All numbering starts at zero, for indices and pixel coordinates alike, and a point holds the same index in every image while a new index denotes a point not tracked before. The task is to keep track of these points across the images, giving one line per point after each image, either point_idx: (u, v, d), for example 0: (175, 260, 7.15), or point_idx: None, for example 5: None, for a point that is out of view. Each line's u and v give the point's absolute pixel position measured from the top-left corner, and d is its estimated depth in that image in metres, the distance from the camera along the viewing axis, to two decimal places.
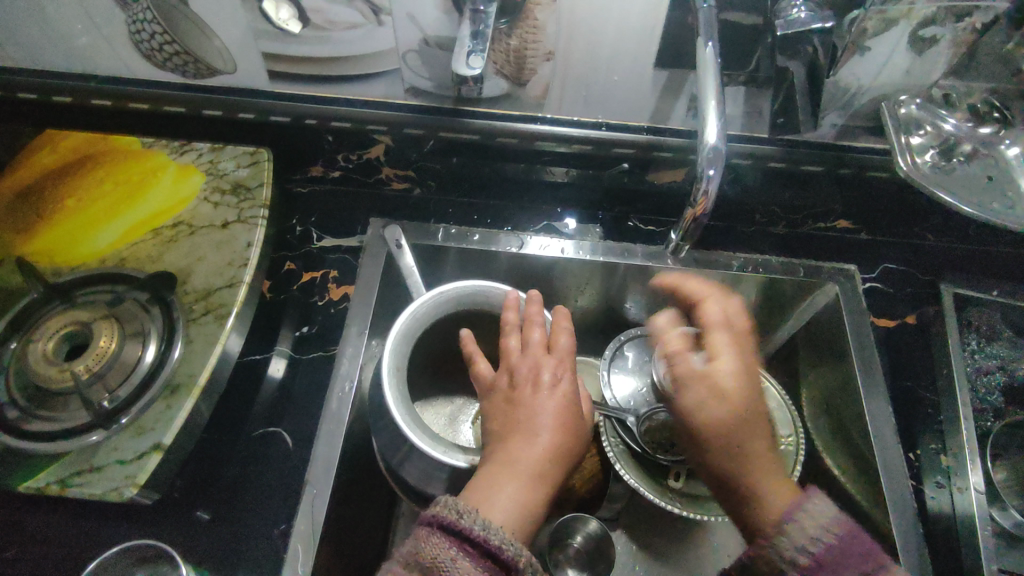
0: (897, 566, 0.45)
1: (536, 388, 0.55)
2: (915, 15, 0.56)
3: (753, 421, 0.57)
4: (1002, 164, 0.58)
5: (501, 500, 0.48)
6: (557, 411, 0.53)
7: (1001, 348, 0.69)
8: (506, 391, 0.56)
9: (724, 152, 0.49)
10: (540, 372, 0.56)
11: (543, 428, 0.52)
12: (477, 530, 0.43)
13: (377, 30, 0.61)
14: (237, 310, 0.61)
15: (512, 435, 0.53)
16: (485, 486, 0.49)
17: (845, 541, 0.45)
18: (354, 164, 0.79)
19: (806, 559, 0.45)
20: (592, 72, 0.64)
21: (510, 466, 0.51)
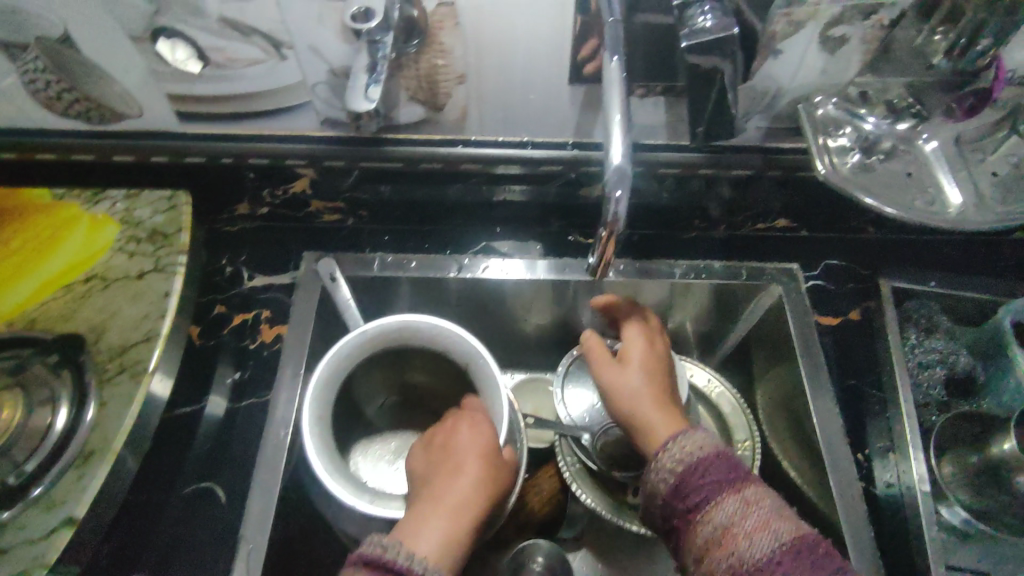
0: (759, 482, 0.49)
1: (458, 430, 0.57)
2: (822, 15, 0.55)
3: (647, 386, 0.61)
4: (921, 160, 0.57)
5: (426, 533, 0.49)
6: (476, 447, 0.55)
7: (940, 341, 0.69)
8: (435, 439, 0.58)
9: (630, 171, 0.48)
10: (460, 417, 0.58)
11: (465, 462, 0.54)
12: (402, 561, 0.45)
13: (281, 64, 0.59)
14: (154, 366, 0.58)
15: (437, 475, 0.54)
16: (412, 523, 0.50)
17: (710, 462, 0.49)
18: (281, 199, 0.77)
19: (671, 478, 0.50)
20: (507, 93, 0.62)
21: (437, 502, 0.51)
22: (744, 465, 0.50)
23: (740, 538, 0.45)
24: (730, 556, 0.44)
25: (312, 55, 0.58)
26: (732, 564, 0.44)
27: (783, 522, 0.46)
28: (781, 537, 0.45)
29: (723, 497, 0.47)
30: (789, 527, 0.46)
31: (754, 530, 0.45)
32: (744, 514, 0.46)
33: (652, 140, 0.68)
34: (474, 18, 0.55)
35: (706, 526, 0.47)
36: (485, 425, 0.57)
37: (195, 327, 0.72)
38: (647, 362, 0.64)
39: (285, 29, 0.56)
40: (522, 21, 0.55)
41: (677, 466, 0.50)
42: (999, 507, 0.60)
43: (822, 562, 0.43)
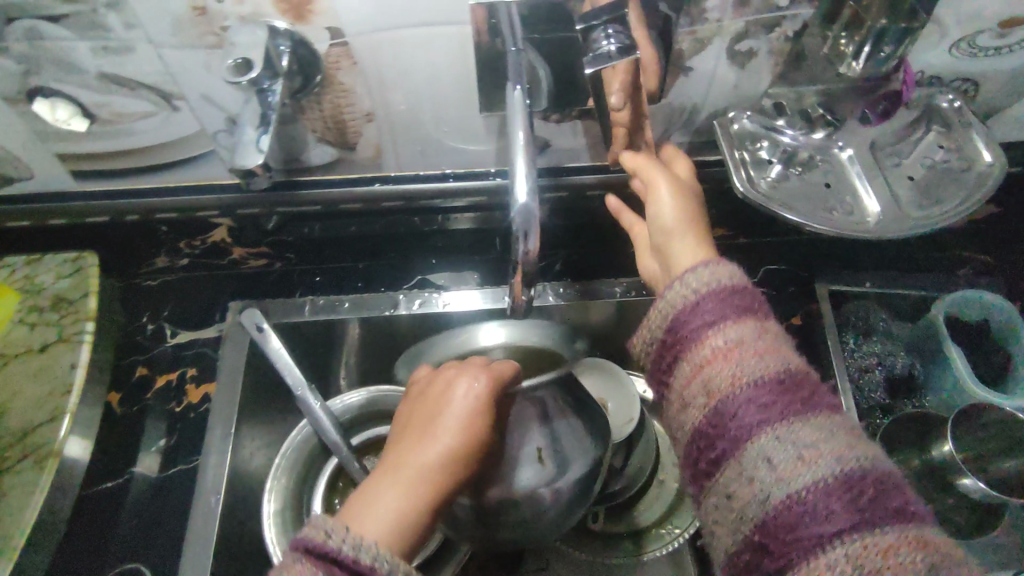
0: (774, 320, 0.46)
1: (448, 393, 0.48)
2: (726, 31, 0.54)
3: (684, 207, 0.56)
4: (838, 170, 0.58)
5: (376, 510, 0.41)
6: (461, 421, 0.46)
7: (875, 345, 0.69)
8: (431, 393, 0.50)
9: (537, 211, 0.44)
10: (458, 377, 0.49)
11: (442, 434, 0.45)
12: (359, 555, 0.37)
13: (175, 115, 0.56)
14: (59, 446, 0.59)
15: (411, 437, 0.46)
16: (365, 496, 0.42)
17: (731, 289, 0.46)
18: (200, 250, 0.73)
19: (685, 296, 0.47)
20: (418, 126, 0.61)
21: (399, 471, 0.44)
22: (764, 302, 0.47)
23: (743, 358, 0.42)
24: (723, 376, 0.42)
25: (205, 104, 0.55)
26: (727, 380, 0.42)
27: (784, 355, 0.43)
28: (780, 366, 0.42)
29: (729, 324, 0.44)
30: (789, 360, 0.43)
31: (758, 354, 0.42)
32: (752, 337, 0.43)
33: (572, 164, 0.68)
34: (370, 56, 0.53)
35: (715, 340, 0.44)
36: (482, 400, 0.47)
37: (115, 394, 0.68)
38: (681, 184, 0.58)
39: (172, 81, 0.53)
40: (422, 55, 0.53)
41: (697, 288, 0.47)
42: (947, 509, 0.60)
43: (810, 396, 0.41)
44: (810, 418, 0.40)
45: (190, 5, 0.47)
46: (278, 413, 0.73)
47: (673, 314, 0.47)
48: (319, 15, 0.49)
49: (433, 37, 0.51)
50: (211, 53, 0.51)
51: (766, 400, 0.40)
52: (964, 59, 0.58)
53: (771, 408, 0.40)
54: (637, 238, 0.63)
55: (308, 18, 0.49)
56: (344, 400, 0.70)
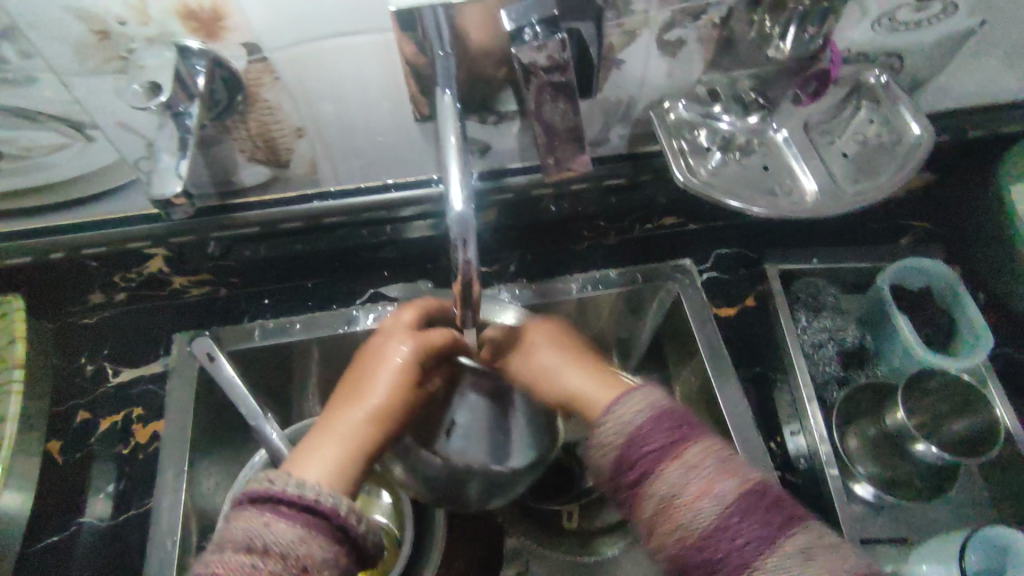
0: (707, 434, 0.44)
1: (383, 358, 0.53)
2: (654, 22, 0.54)
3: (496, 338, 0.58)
4: (773, 151, 0.59)
5: (316, 459, 0.46)
6: (393, 378, 0.51)
7: (828, 319, 0.70)
8: (364, 356, 0.55)
9: (475, 220, 0.43)
10: (394, 343, 0.54)
11: (375, 390, 0.51)
12: (306, 495, 0.39)
13: (91, 146, 0.53)
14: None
15: (348, 395, 0.52)
16: (308, 448, 0.47)
17: (656, 422, 0.44)
18: (137, 282, 0.69)
19: (611, 446, 0.44)
20: (353, 139, 0.59)
21: (338, 426, 0.49)
22: (692, 415, 0.45)
23: (687, 507, 0.40)
24: (678, 528, 0.40)
25: (121, 132, 0.52)
26: (683, 531, 0.40)
27: (728, 480, 0.41)
28: (729, 499, 0.40)
29: (668, 465, 0.42)
30: (738, 482, 0.41)
31: (703, 496, 0.40)
32: (693, 477, 0.41)
33: (515, 164, 0.67)
34: (293, 71, 0.51)
35: (654, 494, 0.41)
36: (411, 359, 0.53)
37: (55, 441, 0.65)
38: (556, 338, 0.58)
39: (81, 109, 0.50)
40: (347, 64, 0.51)
41: (621, 433, 0.44)
42: (903, 472, 0.63)
43: (768, 520, 0.39)
44: (776, 550, 0.38)
45: (91, 29, 0.45)
46: (235, 444, 0.71)
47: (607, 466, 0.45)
48: (233, 32, 0.47)
49: (355, 48, 0.50)
50: (119, 78, 0.48)
51: (728, 538, 0.39)
52: (887, 34, 0.59)
53: (734, 545, 0.39)
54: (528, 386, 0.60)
55: (220, 35, 0.47)
56: (298, 424, 0.66)
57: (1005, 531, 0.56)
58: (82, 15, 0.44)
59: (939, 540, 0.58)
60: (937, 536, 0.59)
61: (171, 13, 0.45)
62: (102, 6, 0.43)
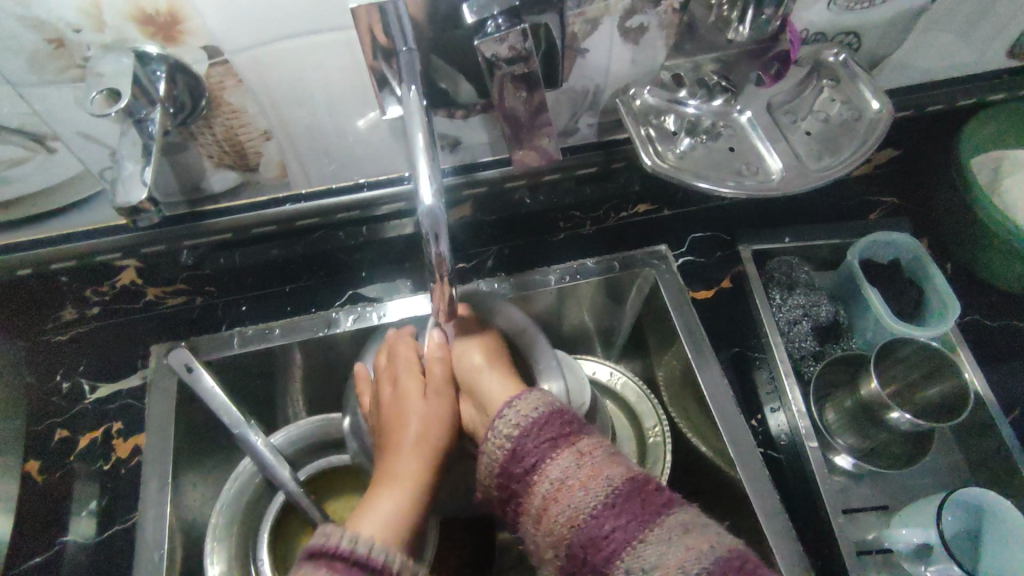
0: (598, 436, 0.47)
1: (401, 409, 0.57)
2: (615, 10, 0.55)
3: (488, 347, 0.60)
4: (739, 132, 0.59)
5: (378, 512, 0.51)
6: (422, 417, 0.57)
7: (801, 296, 0.71)
8: (383, 399, 0.59)
9: (445, 214, 0.44)
10: (412, 398, 0.58)
11: (411, 429, 0.56)
12: (359, 550, 0.44)
13: (53, 158, 0.53)
14: None
15: (387, 442, 0.56)
16: (366, 506, 0.52)
17: (546, 417, 0.48)
18: (110, 296, 0.68)
19: (506, 446, 0.48)
20: (321, 139, 0.59)
21: (388, 483, 0.53)
22: (582, 418, 0.49)
23: (570, 492, 0.43)
24: (567, 508, 0.43)
25: (84, 142, 0.51)
26: (569, 516, 0.43)
27: (613, 467, 0.44)
28: (612, 480, 0.43)
29: (557, 455, 0.46)
30: (623, 469, 0.44)
31: (589, 478, 0.43)
32: (579, 462, 0.44)
33: (486, 159, 0.67)
34: (255, 73, 0.51)
35: (542, 484, 0.45)
36: (427, 398, 0.58)
37: (34, 461, 0.64)
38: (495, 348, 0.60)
39: (40, 121, 0.49)
40: (312, 64, 0.51)
41: (512, 430, 0.48)
42: (882, 443, 0.64)
43: (651, 500, 0.42)
44: (655, 523, 0.41)
45: (46, 39, 0.44)
46: (219, 454, 0.70)
47: (502, 466, 0.48)
48: (191, 36, 0.47)
49: (316, 47, 0.50)
50: (78, 87, 0.48)
51: (607, 515, 0.42)
52: (843, 14, 0.60)
53: (613, 521, 0.42)
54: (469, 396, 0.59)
55: (178, 39, 0.47)
56: (286, 431, 0.67)
57: (979, 493, 0.58)
58: (36, 24, 0.43)
59: (919, 505, 0.59)
60: (917, 502, 0.60)
61: (127, 18, 0.45)
62: (56, 14, 0.43)
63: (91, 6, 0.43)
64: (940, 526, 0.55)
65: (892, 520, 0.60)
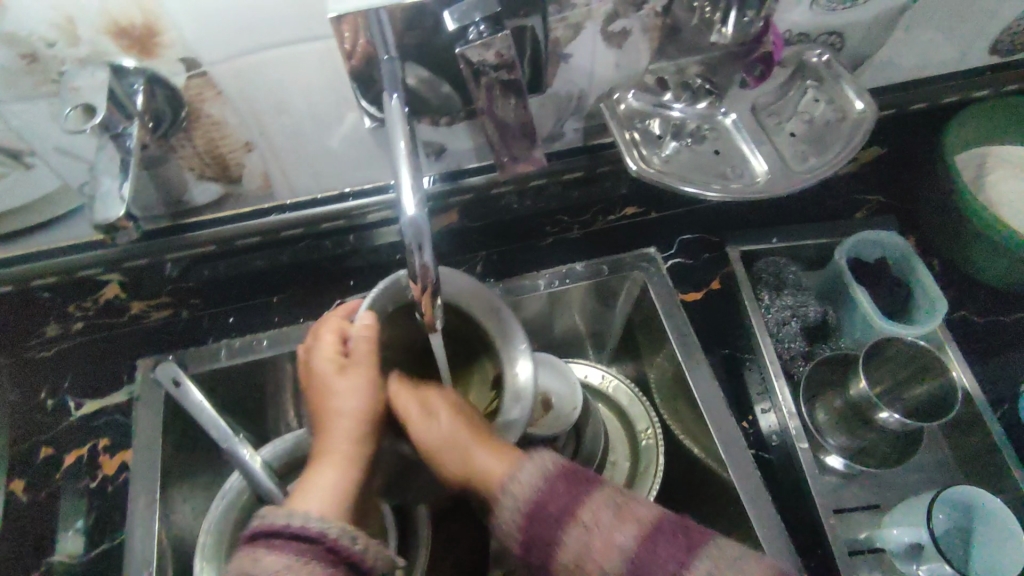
0: (603, 488, 0.46)
1: (334, 385, 0.51)
2: (597, 15, 0.54)
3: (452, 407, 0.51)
4: (724, 136, 0.59)
5: (318, 490, 0.47)
6: (357, 390, 0.51)
7: (790, 297, 0.71)
8: (313, 383, 0.53)
9: (429, 223, 0.43)
10: (342, 375, 0.51)
11: (346, 404, 0.50)
12: (296, 523, 0.41)
13: (31, 174, 0.52)
14: None
15: (321, 422, 0.51)
16: (303, 486, 0.48)
17: (547, 495, 0.45)
18: (94, 310, 0.67)
19: (516, 535, 0.45)
20: (304, 148, 0.58)
21: (324, 458, 0.49)
22: (581, 474, 0.47)
23: (593, 565, 0.42)
24: None
25: (62, 157, 0.51)
26: None
27: (624, 526, 0.43)
28: (627, 545, 0.42)
29: (565, 532, 0.44)
30: (636, 527, 0.43)
31: (603, 552, 0.42)
32: (591, 537, 0.43)
33: (471, 165, 0.67)
34: (235, 84, 0.50)
35: (563, 567, 0.43)
36: (362, 373, 0.51)
37: (19, 480, 0.64)
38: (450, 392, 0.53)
39: (16, 137, 0.49)
40: (292, 74, 0.50)
41: (519, 516, 0.45)
42: (872, 442, 0.65)
43: (672, 555, 0.42)
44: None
45: (19, 54, 0.44)
46: (208, 468, 0.70)
47: (520, 552, 0.46)
48: (168, 48, 0.46)
49: (296, 57, 0.49)
50: (54, 102, 0.47)
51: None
52: (825, 14, 0.60)
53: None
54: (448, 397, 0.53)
55: (155, 52, 0.46)
56: (274, 445, 0.66)
57: (990, 501, 0.58)
58: (8, 39, 0.43)
59: (911, 504, 0.59)
60: (907, 501, 0.60)
61: (101, 31, 0.44)
62: (28, 29, 0.42)
63: (64, 21, 0.43)
64: (931, 525, 0.55)
65: (885, 520, 0.60)
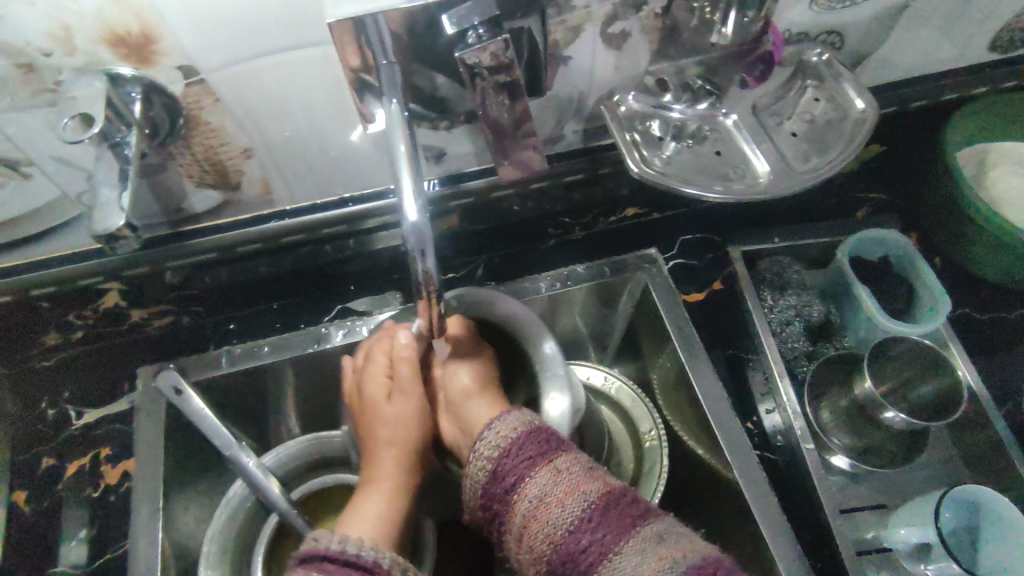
0: (582, 453, 0.47)
1: (379, 414, 0.58)
2: (596, 16, 0.54)
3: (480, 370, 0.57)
4: (724, 137, 0.59)
5: (364, 515, 0.54)
6: (399, 420, 0.57)
7: (793, 297, 0.71)
8: (362, 407, 0.60)
9: (430, 228, 0.43)
10: (389, 401, 0.58)
11: (390, 434, 0.57)
12: (349, 550, 0.43)
13: (29, 183, 0.52)
14: None
15: (368, 444, 0.58)
16: (353, 510, 0.55)
17: (525, 437, 0.46)
18: (94, 320, 0.67)
19: (488, 466, 0.46)
20: (303, 154, 0.58)
21: (372, 487, 0.56)
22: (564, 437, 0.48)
23: (551, 511, 0.42)
24: (546, 527, 0.42)
25: (60, 166, 0.50)
26: (547, 535, 0.42)
27: (591, 482, 0.44)
28: (590, 498, 0.43)
29: (535, 473, 0.44)
30: (601, 485, 0.44)
31: (568, 496, 0.43)
32: (557, 481, 0.43)
33: (470, 169, 0.67)
34: (232, 91, 0.50)
35: (523, 503, 0.43)
36: (404, 404, 0.58)
37: (21, 491, 0.63)
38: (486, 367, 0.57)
39: (14, 147, 0.48)
40: (291, 80, 0.50)
41: (495, 448, 0.46)
42: (877, 441, 0.65)
43: (628, 512, 0.42)
44: (632, 536, 0.41)
45: (15, 63, 0.43)
46: (211, 475, 0.69)
47: (483, 484, 0.46)
48: (165, 56, 0.46)
49: (294, 63, 0.49)
50: (51, 111, 0.47)
51: (587, 528, 0.42)
52: (825, 13, 0.60)
53: (597, 533, 0.41)
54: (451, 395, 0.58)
55: (152, 60, 0.46)
56: (277, 453, 0.66)
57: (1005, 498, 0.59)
58: (5, 49, 0.42)
59: (919, 503, 0.59)
60: (914, 500, 0.60)
61: (98, 40, 0.44)
62: (24, 38, 0.42)
63: (60, 30, 0.42)
64: (939, 523, 0.55)
65: (893, 519, 0.60)
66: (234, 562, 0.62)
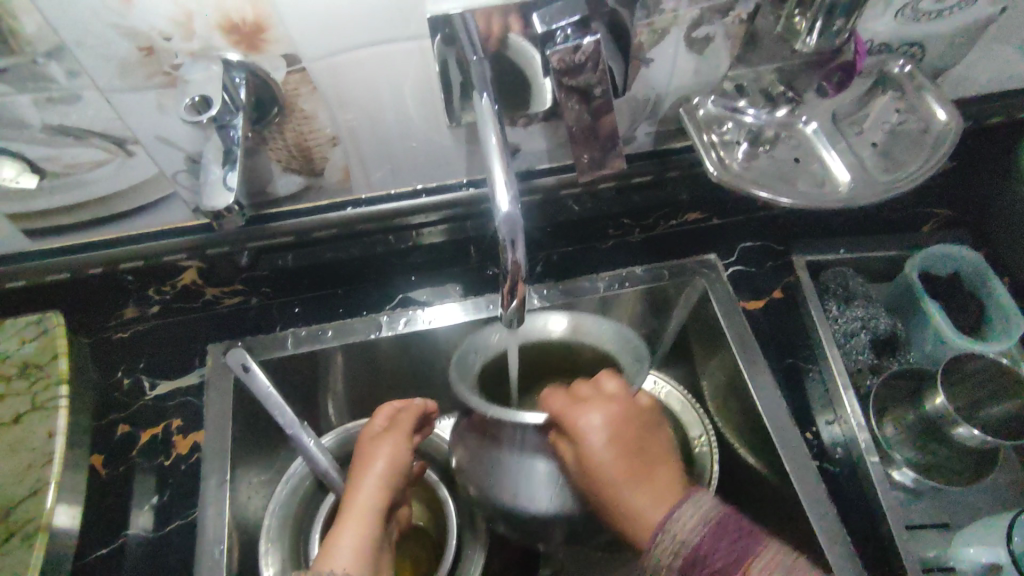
0: (772, 539, 0.45)
1: (369, 455, 0.58)
2: (683, 20, 0.55)
3: (617, 418, 0.51)
4: (805, 145, 0.59)
5: (342, 549, 0.51)
6: (388, 457, 0.58)
7: (860, 309, 0.71)
8: (356, 455, 0.60)
9: (522, 218, 0.44)
10: (380, 442, 0.59)
11: (374, 475, 0.57)
12: None
13: (131, 161, 0.54)
14: (42, 524, 0.57)
15: (349, 486, 0.57)
16: (326, 549, 0.52)
17: (721, 529, 0.45)
18: (171, 295, 0.70)
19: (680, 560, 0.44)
20: (386, 145, 0.59)
21: (347, 520, 0.53)
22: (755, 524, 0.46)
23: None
24: None
25: (163, 147, 0.53)
26: None
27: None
28: None
29: None
30: None
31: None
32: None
33: (541, 165, 0.68)
34: (330, 81, 0.52)
35: None
36: (391, 446, 0.58)
37: (97, 456, 0.66)
38: (624, 413, 0.52)
39: (122, 125, 0.51)
40: (384, 72, 0.52)
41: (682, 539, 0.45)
42: (941, 458, 0.64)
43: None
44: None
45: (137, 46, 0.46)
46: (271, 453, 0.71)
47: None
48: (273, 44, 0.48)
49: (391, 55, 0.50)
50: (162, 92, 0.49)
51: None
52: (910, 24, 0.59)
53: None
54: (578, 422, 0.50)
55: (261, 47, 0.48)
56: (335, 434, 0.69)
57: None
58: (129, 31, 0.45)
59: (985, 524, 0.58)
60: (979, 521, 0.60)
61: (214, 27, 0.46)
62: (149, 23, 0.45)
63: (182, 15, 0.45)
64: (1012, 545, 0.55)
65: (956, 539, 0.60)
66: (292, 537, 0.64)
